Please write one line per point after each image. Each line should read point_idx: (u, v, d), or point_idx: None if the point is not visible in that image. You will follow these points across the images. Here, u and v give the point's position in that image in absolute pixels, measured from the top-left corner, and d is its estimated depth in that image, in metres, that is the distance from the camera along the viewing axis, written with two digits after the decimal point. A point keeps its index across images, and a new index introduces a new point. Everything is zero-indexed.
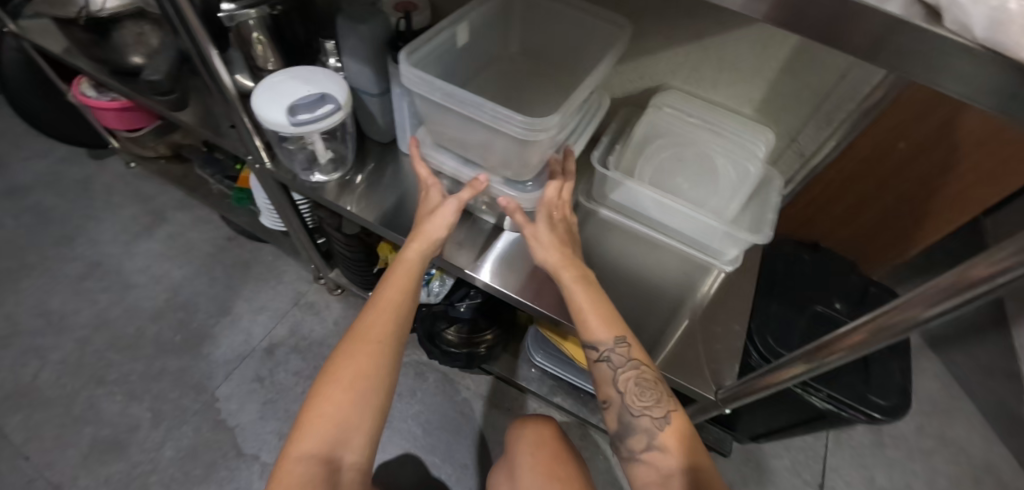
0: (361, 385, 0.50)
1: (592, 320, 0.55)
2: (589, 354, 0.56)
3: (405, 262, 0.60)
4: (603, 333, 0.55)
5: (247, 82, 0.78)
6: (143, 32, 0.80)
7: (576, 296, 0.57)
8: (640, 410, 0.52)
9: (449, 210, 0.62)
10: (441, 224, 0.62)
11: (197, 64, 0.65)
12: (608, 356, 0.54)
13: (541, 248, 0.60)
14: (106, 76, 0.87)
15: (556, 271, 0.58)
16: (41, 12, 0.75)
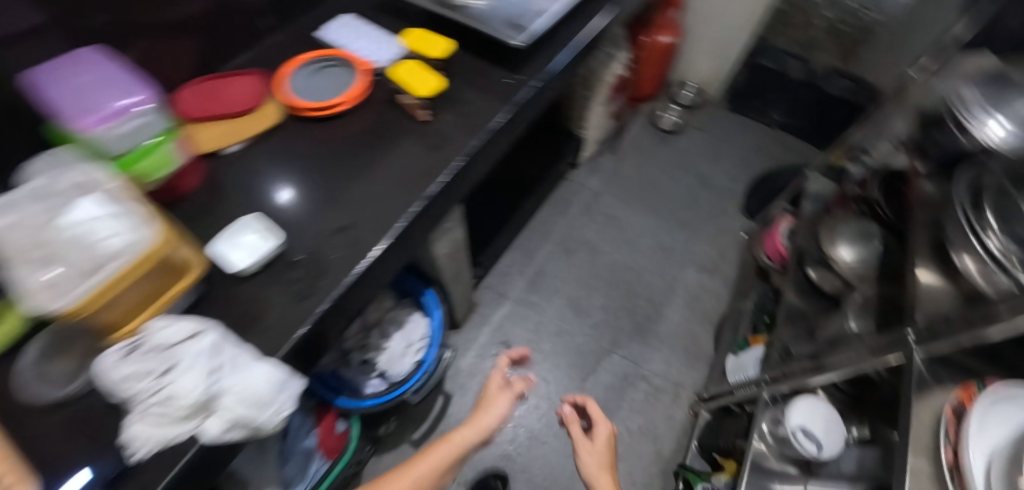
0: None
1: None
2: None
3: (450, 438, 0.74)
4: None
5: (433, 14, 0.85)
6: None
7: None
8: None
9: (467, 436, 0.74)
10: (483, 424, 0.77)
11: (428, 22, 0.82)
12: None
13: (591, 446, 0.77)
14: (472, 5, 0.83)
15: (595, 474, 0.72)
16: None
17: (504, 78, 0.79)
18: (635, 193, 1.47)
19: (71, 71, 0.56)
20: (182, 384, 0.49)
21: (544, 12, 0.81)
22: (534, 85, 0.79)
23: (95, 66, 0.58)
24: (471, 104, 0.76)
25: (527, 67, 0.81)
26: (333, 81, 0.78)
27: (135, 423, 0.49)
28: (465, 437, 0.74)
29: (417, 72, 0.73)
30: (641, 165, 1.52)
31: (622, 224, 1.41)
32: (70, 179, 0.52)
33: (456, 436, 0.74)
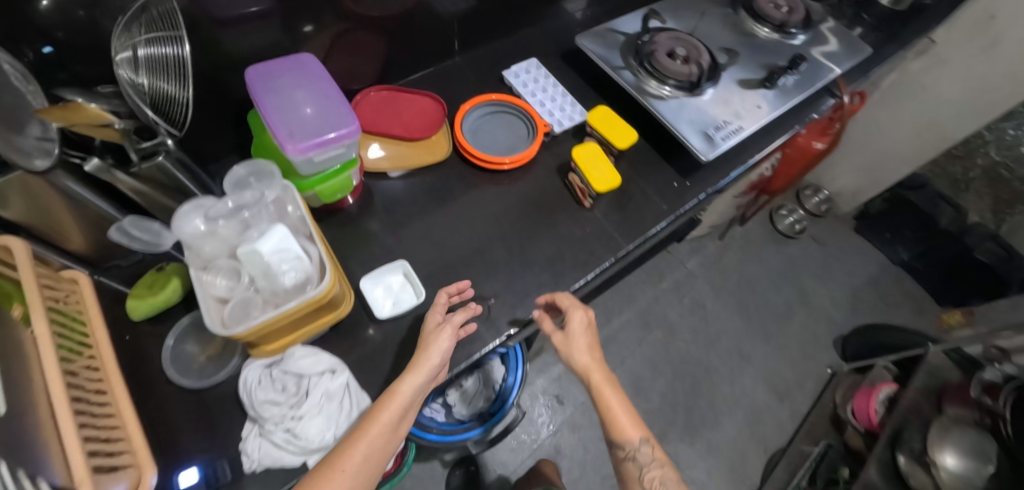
0: None
1: (625, 419, 0.56)
2: (625, 450, 0.55)
3: (395, 390, 0.50)
4: (633, 429, 0.56)
5: (625, 77, 0.77)
6: (678, 59, 0.79)
7: (607, 399, 0.57)
8: None
9: (432, 358, 0.52)
10: (433, 357, 0.52)
11: (626, 87, 0.76)
12: (637, 452, 0.55)
13: (578, 355, 0.58)
14: (668, 84, 0.77)
15: (588, 377, 0.58)
16: (646, 41, 0.81)
17: (673, 180, 0.76)
18: (730, 290, 1.42)
19: (293, 86, 0.56)
20: (307, 432, 0.52)
21: (739, 128, 0.76)
22: (700, 198, 0.76)
23: (315, 84, 0.57)
24: (632, 198, 0.74)
25: (699, 175, 0.77)
26: (508, 131, 0.78)
27: (258, 444, 0.53)
28: (429, 369, 0.52)
29: (598, 167, 0.70)
30: (744, 263, 1.47)
31: (708, 318, 1.37)
32: (268, 194, 0.52)
33: (407, 379, 0.50)
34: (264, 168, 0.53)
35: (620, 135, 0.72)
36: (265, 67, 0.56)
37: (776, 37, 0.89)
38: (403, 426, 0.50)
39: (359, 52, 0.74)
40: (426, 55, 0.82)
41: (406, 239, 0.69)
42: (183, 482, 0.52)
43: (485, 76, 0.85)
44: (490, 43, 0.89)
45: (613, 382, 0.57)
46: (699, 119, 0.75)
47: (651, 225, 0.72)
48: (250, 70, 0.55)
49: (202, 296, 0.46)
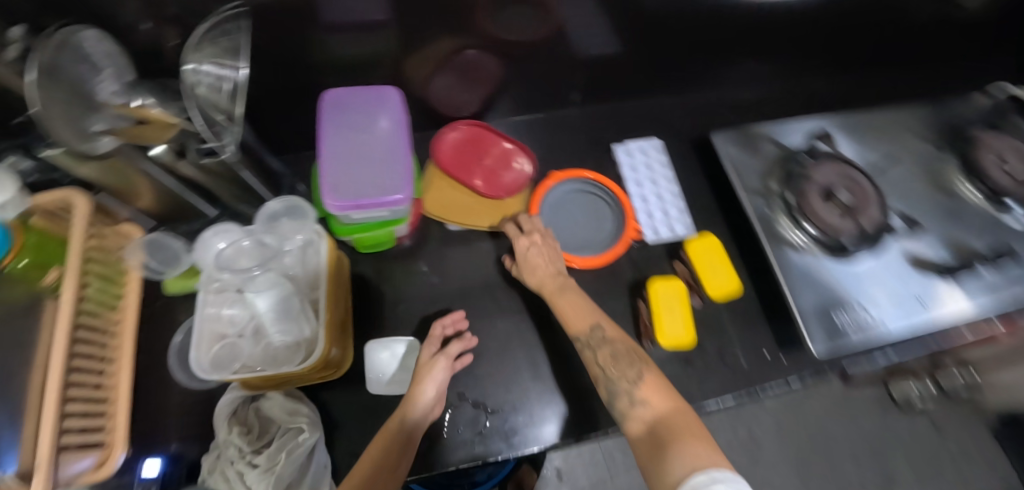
0: None
1: (570, 311, 0.53)
2: (624, 405, 0.46)
3: (405, 410, 0.49)
4: (577, 321, 0.53)
5: (756, 204, 0.63)
6: (832, 203, 0.62)
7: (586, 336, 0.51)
8: (637, 400, 0.45)
9: (432, 384, 0.51)
10: (435, 384, 0.51)
11: (752, 218, 0.62)
12: (632, 395, 0.46)
13: (534, 249, 0.58)
14: (806, 232, 0.61)
15: (554, 294, 0.55)
16: (801, 166, 0.65)
17: (764, 348, 0.61)
18: (798, 439, 1.12)
19: (364, 124, 0.54)
20: (254, 484, 0.49)
21: (881, 322, 0.58)
22: (791, 383, 0.60)
23: (385, 128, 0.54)
24: (704, 350, 0.60)
25: (801, 353, 0.61)
26: (592, 219, 0.65)
27: (213, 470, 0.52)
28: (430, 389, 0.51)
29: (673, 315, 0.57)
30: (828, 416, 1.14)
31: (757, 461, 1.10)
32: (296, 237, 0.50)
33: (421, 391, 0.50)
34: (297, 204, 0.54)
35: (719, 280, 0.59)
36: (344, 95, 0.55)
37: (986, 207, 0.66)
38: (405, 458, 0.46)
39: (466, 83, 0.67)
40: (538, 98, 0.73)
41: (436, 303, 0.63)
42: (144, 473, 0.54)
43: (594, 139, 0.74)
44: (615, 100, 0.77)
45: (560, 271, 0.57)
46: (830, 291, 0.59)
47: (712, 395, 0.58)
48: (327, 95, 0.54)
49: (197, 327, 0.45)
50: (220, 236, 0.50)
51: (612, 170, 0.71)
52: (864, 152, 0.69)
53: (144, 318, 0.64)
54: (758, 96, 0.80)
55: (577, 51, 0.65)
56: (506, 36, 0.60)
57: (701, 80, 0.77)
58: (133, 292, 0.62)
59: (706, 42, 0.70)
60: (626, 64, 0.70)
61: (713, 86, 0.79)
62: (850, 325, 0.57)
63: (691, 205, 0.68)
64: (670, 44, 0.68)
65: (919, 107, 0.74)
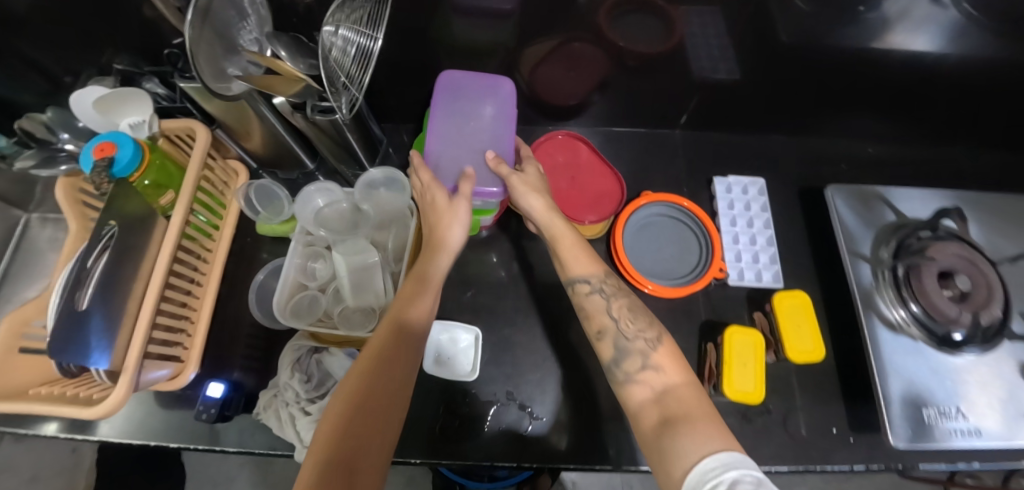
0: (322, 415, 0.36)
1: (581, 253, 0.47)
2: (628, 362, 0.41)
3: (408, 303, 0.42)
4: (585, 265, 0.47)
5: (859, 270, 0.58)
6: (949, 287, 0.56)
7: (588, 271, 0.46)
8: (636, 336, 0.42)
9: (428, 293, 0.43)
10: (437, 276, 0.45)
11: (852, 284, 0.57)
12: (650, 366, 0.41)
13: (527, 198, 0.49)
14: (911, 312, 0.55)
15: (546, 219, 0.49)
16: (920, 240, 0.59)
17: (834, 424, 0.57)
18: None
19: (471, 111, 0.55)
20: (303, 431, 0.52)
21: (976, 430, 0.52)
22: (855, 470, 0.55)
23: (491, 117, 0.55)
24: (767, 411, 0.57)
25: (874, 440, 0.56)
26: (676, 249, 0.63)
27: (269, 407, 0.55)
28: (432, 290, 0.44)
29: (745, 370, 0.53)
30: None
31: None
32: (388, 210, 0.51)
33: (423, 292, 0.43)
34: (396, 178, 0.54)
35: (802, 344, 0.55)
36: (460, 78, 0.56)
37: None
38: (400, 351, 0.40)
39: (577, 87, 0.66)
40: (642, 114, 0.71)
41: (501, 296, 0.63)
42: (208, 393, 0.57)
43: (693, 166, 0.71)
44: (720, 130, 0.73)
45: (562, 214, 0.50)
46: (924, 382, 0.54)
47: (766, 461, 0.55)
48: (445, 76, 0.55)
49: (285, 275, 0.49)
50: (321, 193, 0.53)
51: (705, 204, 0.68)
52: (996, 241, 0.62)
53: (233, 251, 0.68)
54: (880, 154, 0.74)
55: (698, 75, 0.62)
56: (632, 50, 0.58)
57: (820, 127, 0.72)
58: (229, 223, 0.66)
59: (837, 87, 0.64)
60: (745, 97, 0.66)
61: (832, 134, 0.73)
62: (942, 427, 0.52)
63: (782, 256, 0.64)
64: (800, 84, 0.64)
65: None
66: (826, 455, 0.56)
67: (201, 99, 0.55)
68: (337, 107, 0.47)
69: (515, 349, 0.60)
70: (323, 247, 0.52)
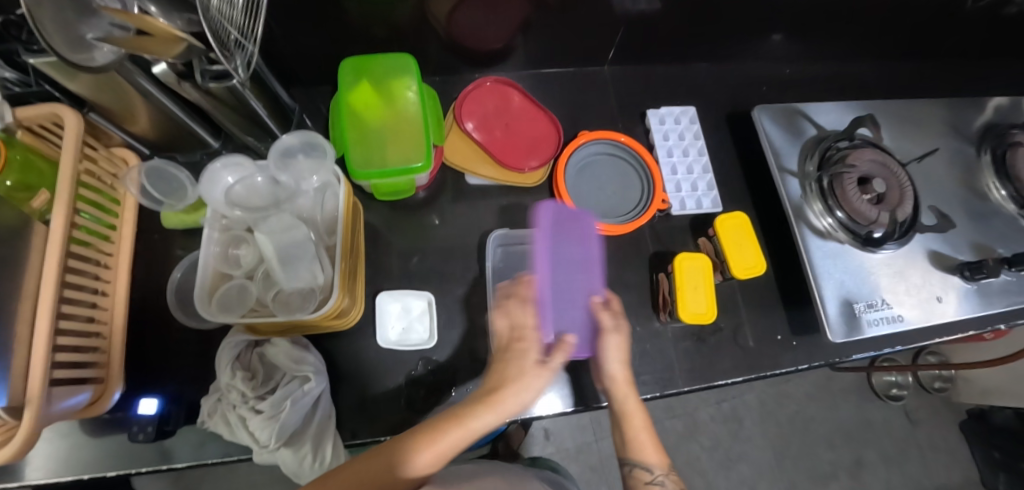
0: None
1: (647, 440, 0.46)
2: (640, 473, 0.45)
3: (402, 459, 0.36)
4: (653, 453, 0.46)
5: (791, 186, 0.60)
6: (868, 191, 0.60)
7: (636, 422, 0.46)
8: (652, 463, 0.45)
9: (435, 446, 0.37)
10: (476, 433, 0.38)
11: (786, 201, 0.60)
12: (659, 484, 0.45)
13: (611, 358, 0.48)
14: (837, 219, 0.59)
15: (622, 391, 0.47)
16: (842, 151, 0.62)
17: (778, 332, 0.61)
18: (778, 420, 1.16)
19: (575, 250, 0.53)
20: (257, 429, 0.48)
21: (898, 316, 0.58)
22: (799, 369, 0.60)
23: (587, 272, 0.53)
24: (719, 330, 0.60)
25: (814, 339, 0.61)
26: (619, 186, 0.63)
27: (214, 412, 0.51)
28: (443, 441, 0.37)
29: (697, 292, 0.55)
30: (809, 400, 1.19)
31: (736, 435, 1.14)
32: (312, 178, 0.47)
33: (423, 448, 0.36)
34: (313, 140, 0.50)
35: (745, 260, 0.57)
36: (564, 222, 0.54)
37: (1011, 210, 0.66)
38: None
39: (500, 29, 0.62)
40: (571, 53, 0.68)
41: (450, 259, 0.61)
42: (141, 410, 0.52)
43: (626, 102, 0.70)
44: (649, 64, 0.72)
45: (635, 391, 0.48)
46: (853, 281, 0.58)
47: (722, 375, 0.58)
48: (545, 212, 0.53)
49: (203, 265, 0.43)
50: (230, 169, 0.47)
51: (642, 139, 0.67)
52: (901, 144, 0.67)
53: (140, 252, 0.60)
54: (797, 74, 0.77)
55: (622, 6, 0.60)
56: None
57: (741, 52, 0.73)
58: (128, 222, 0.58)
59: (755, 9, 0.65)
60: (669, 26, 0.65)
61: (752, 58, 0.75)
62: (870, 318, 0.57)
63: (720, 182, 0.66)
64: (720, 7, 0.63)
65: (959, 102, 0.71)
66: (774, 361, 0.60)
67: (62, 78, 0.47)
68: (232, 68, 0.42)
69: (472, 309, 0.59)
70: (243, 230, 0.47)
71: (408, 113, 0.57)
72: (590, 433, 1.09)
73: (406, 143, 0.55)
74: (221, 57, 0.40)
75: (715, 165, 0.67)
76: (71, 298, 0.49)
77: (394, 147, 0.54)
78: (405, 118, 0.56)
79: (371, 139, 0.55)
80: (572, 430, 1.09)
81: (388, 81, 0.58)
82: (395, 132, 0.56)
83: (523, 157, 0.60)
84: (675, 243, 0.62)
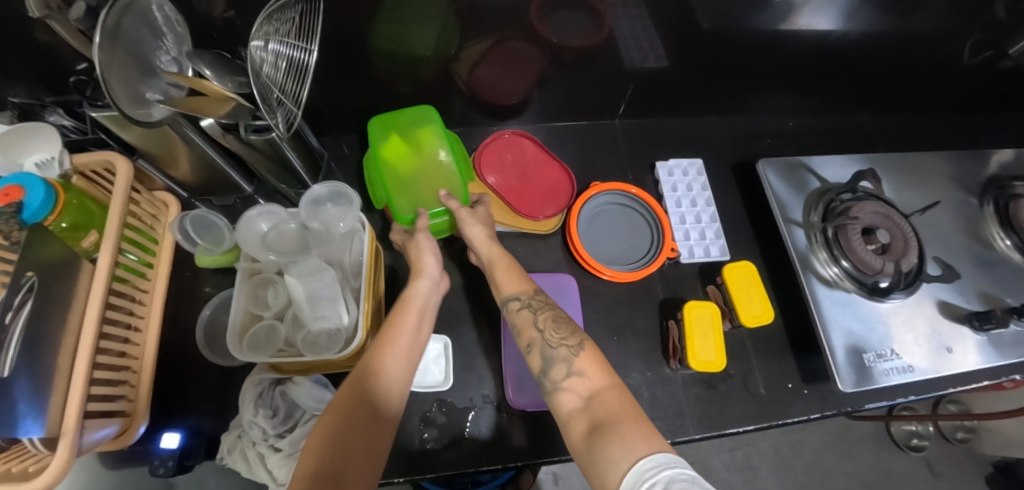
0: (358, 399, 0.38)
1: (505, 272, 0.50)
2: (517, 317, 0.46)
3: (371, 362, 0.41)
4: (515, 284, 0.49)
5: (796, 236, 0.63)
6: (873, 242, 0.62)
7: (523, 297, 0.47)
8: (559, 341, 0.43)
9: (396, 349, 0.42)
10: (410, 317, 0.45)
11: (792, 250, 0.62)
12: (574, 363, 0.41)
13: (469, 226, 0.54)
14: (843, 269, 0.61)
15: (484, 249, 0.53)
16: (846, 202, 0.64)
17: (789, 380, 0.61)
18: (794, 468, 1.13)
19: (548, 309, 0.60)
20: (275, 468, 0.51)
21: (909, 367, 0.58)
22: (812, 418, 0.60)
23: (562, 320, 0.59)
24: (729, 376, 0.61)
25: (825, 388, 0.61)
26: (629, 234, 0.65)
27: (234, 448, 0.53)
28: (400, 342, 0.43)
29: (706, 340, 0.56)
30: (826, 449, 1.15)
31: (751, 484, 1.11)
32: (340, 225, 0.49)
33: (387, 350, 0.41)
34: (342, 189, 0.53)
35: (752, 307, 0.58)
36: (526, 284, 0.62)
37: (1017, 260, 0.67)
38: (370, 404, 0.38)
39: (517, 85, 0.67)
40: (582, 106, 0.73)
41: (466, 300, 0.63)
42: (163, 445, 0.54)
43: (635, 152, 0.74)
44: (656, 116, 0.76)
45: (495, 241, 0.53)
46: (861, 330, 0.59)
47: (733, 423, 0.58)
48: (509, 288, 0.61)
49: (236, 309, 0.46)
50: (264, 217, 0.50)
51: (651, 188, 0.70)
52: (905, 194, 0.69)
53: (172, 289, 0.63)
54: (800, 127, 0.80)
55: (630, 66, 0.65)
56: (566, 46, 0.60)
57: (746, 106, 0.77)
58: (163, 262, 0.61)
59: (756, 67, 0.69)
60: (676, 83, 0.70)
61: (757, 111, 0.79)
62: (882, 369, 0.57)
63: (727, 230, 0.68)
64: (723, 66, 0.68)
65: (958, 154, 0.74)
66: (786, 409, 0.60)
67: (117, 129, 0.52)
68: (273, 123, 0.46)
69: (486, 351, 0.60)
70: (273, 272, 0.50)
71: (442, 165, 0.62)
72: None
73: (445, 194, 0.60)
74: (265, 114, 0.44)
75: (723, 213, 0.69)
76: (109, 332, 0.51)
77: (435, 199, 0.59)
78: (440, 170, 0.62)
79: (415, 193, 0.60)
80: (581, 474, 1.07)
81: (417, 135, 0.62)
82: (433, 184, 0.61)
83: (536, 208, 0.63)
84: (684, 289, 0.63)
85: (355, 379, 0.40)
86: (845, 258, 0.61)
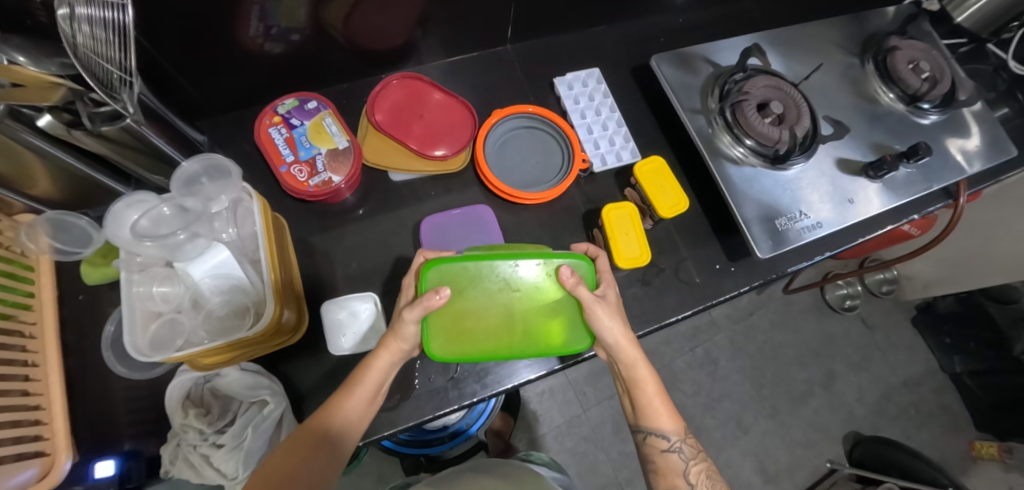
0: (315, 450, 0.42)
1: (661, 409, 0.47)
2: (657, 441, 0.47)
3: (332, 413, 0.43)
4: (668, 421, 0.47)
5: (696, 123, 0.64)
6: (770, 115, 0.64)
7: (648, 389, 0.48)
8: (674, 444, 0.47)
9: (359, 401, 0.44)
10: (380, 371, 0.45)
11: (697, 139, 0.63)
12: (677, 450, 0.47)
13: (610, 328, 0.47)
14: (746, 146, 0.62)
15: (623, 351, 0.47)
16: (740, 83, 0.66)
17: (716, 262, 0.64)
18: (750, 352, 1.22)
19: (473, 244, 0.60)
20: (223, 463, 0.49)
21: (818, 223, 0.62)
22: (742, 291, 0.64)
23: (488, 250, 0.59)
24: (661, 270, 0.63)
25: (749, 261, 0.65)
26: (540, 156, 0.65)
27: (175, 458, 0.50)
28: (362, 396, 0.45)
29: (629, 238, 0.58)
30: (775, 329, 1.25)
31: (715, 375, 1.19)
32: (222, 198, 0.47)
33: (349, 402, 0.44)
34: (216, 162, 0.49)
35: (668, 199, 0.59)
36: (443, 221, 0.61)
37: (899, 108, 0.72)
38: (324, 457, 0.42)
39: (396, 27, 0.63)
40: (472, 38, 0.70)
41: (391, 257, 0.61)
42: (97, 474, 0.51)
43: (534, 76, 0.72)
44: (549, 36, 0.75)
45: (641, 353, 0.48)
46: (772, 200, 0.62)
47: (671, 312, 0.61)
48: (427, 222, 0.60)
49: (126, 305, 0.42)
50: (133, 208, 0.45)
51: (555, 106, 0.70)
52: (793, 66, 0.72)
53: (67, 317, 0.57)
54: (691, 23, 0.81)
55: None
56: None
57: (636, 11, 0.76)
58: (46, 288, 0.56)
59: None
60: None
61: (648, 15, 0.78)
62: (795, 232, 0.61)
63: (636, 135, 0.69)
64: None
65: (838, 20, 0.77)
66: (718, 288, 0.63)
67: None
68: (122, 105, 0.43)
69: None
70: (163, 265, 0.46)
71: (487, 336, 0.49)
72: (577, 406, 1.12)
73: (498, 328, 0.49)
74: (112, 101, 0.41)
75: (632, 120, 0.70)
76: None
77: (491, 303, 0.49)
78: (476, 330, 0.49)
79: (517, 279, 0.49)
80: (560, 406, 1.11)
81: (547, 327, 0.50)
82: (455, 325, 0.48)
83: (442, 145, 0.61)
84: (605, 199, 0.65)
85: (307, 436, 0.42)
86: (748, 137, 0.62)
